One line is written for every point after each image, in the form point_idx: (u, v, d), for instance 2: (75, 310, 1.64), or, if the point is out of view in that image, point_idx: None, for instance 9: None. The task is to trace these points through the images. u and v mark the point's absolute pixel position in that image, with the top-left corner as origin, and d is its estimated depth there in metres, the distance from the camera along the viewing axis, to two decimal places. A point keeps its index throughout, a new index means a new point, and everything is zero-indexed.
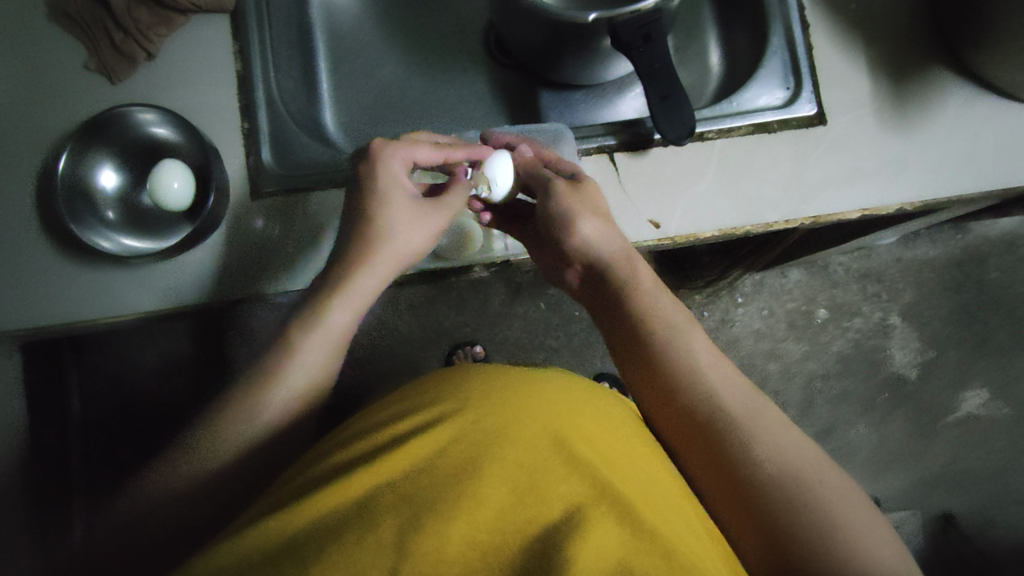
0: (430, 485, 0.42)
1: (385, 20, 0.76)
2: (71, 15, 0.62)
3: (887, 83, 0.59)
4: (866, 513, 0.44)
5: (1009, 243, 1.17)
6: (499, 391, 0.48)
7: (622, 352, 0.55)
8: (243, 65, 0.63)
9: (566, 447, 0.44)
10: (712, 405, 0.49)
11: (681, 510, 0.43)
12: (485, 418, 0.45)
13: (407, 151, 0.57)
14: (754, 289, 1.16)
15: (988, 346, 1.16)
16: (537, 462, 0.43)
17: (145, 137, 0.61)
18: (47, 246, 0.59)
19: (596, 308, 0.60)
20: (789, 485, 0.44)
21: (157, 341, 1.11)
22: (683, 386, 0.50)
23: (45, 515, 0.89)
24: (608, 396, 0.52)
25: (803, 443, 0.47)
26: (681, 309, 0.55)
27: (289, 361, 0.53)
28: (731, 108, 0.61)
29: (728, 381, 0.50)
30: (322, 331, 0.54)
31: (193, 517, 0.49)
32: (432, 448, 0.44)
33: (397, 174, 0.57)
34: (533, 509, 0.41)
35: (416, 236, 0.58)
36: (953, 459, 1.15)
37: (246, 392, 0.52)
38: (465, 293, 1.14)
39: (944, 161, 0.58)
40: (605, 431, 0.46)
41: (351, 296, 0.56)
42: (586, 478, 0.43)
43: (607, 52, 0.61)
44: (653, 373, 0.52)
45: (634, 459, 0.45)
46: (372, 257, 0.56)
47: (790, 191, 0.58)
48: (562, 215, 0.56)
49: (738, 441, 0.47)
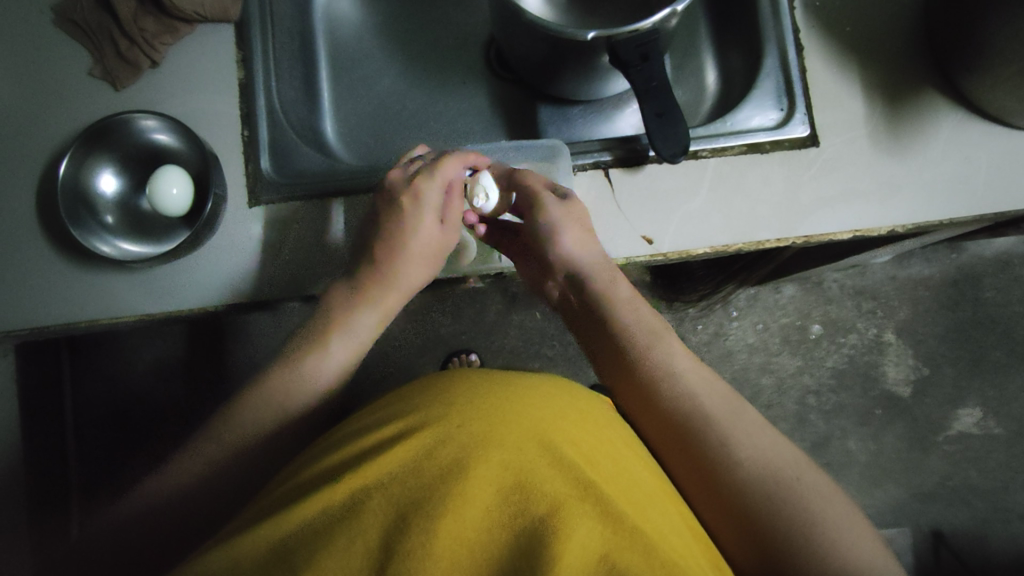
0: (416, 485, 0.42)
1: (387, 33, 0.77)
2: (78, 22, 0.63)
3: (881, 107, 0.60)
4: (843, 508, 0.45)
5: (1004, 263, 1.17)
6: (484, 395, 0.48)
7: (605, 363, 0.56)
8: (245, 74, 0.64)
9: (551, 448, 0.44)
10: (691, 408, 0.49)
11: (662, 509, 0.43)
12: (469, 422, 0.46)
13: (443, 174, 0.58)
14: (748, 304, 1.17)
15: (982, 365, 1.16)
16: (522, 462, 0.43)
17: (146, 144, 0.62)
18: (45, 250, 0.59)
19: (575, 319, 0.60)
20: (770, 488, 0.45)
21: (155, 342, 1.11)
22: (664, 392, 0.51)
23: (40, 514, 0.89)
24: (594, 401, 0.53)
25: (778, 441, 0.48)
26: (657, 319, 0.56)
27: (288, 381, 0.55)
28: (725, 127, 0.61)
29: (708, 384, 0.51)
30: (350, 340, 0.57)
31: (190, 515, 0.49)
32: (418, 452, 0.44)
33: (432, 189, 0.58)
34: (518, 507, 0.41)
35: (417, 273, 0.60)
36: (946, 477, 1.15)
37: (258, 394, 0.54)
38: (463, 301, 1.15)
39: (933, 184, 0.58)
40: (590, 434, 0.47)
41: (380, 309, 0.59)
42: (570, 479, 0.43)
43: (606, 68, 0.62)
44: (631, 372, 0.53)
45: (618, 460, 0.46)
46: (394, 277, 0.59)
47: (781, 211, 0.59)
48: (549, 228, 0.57)
49: (719, 446, 0.47)
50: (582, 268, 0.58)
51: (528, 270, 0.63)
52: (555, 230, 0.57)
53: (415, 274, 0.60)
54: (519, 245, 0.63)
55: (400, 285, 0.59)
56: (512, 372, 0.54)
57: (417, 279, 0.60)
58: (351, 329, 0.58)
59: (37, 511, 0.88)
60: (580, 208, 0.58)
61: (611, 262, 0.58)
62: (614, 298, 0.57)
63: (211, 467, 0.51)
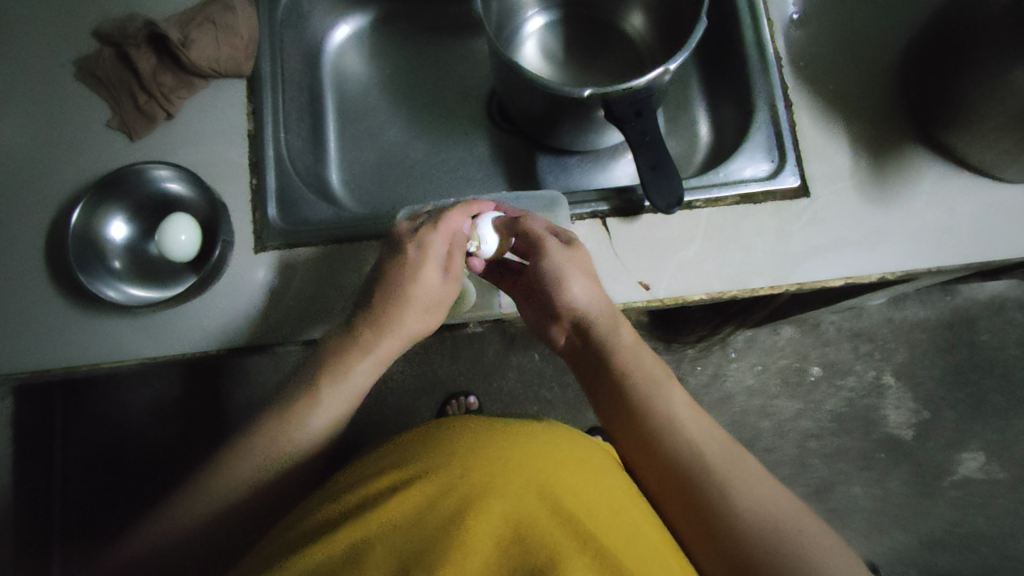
0: (418, 537, 0.43)
1: (392, 86, 0.80)
2: (98, 77, 0.66)
3: (867, 159, 0.62)
4: (841, 555, 0.45)
5: (998, 306, 1.18)
6: (486, 444, 0.49)
7: (608, 412, 0.56)
8: (255, 125, 0.66)
9: (551, 497, 0.45)
10: (689, 457, 0.50)
11: (663, 560, 0.43)
12: (473, 472, 0.46)
13: (448, 229, 0.59)
14: (746, 345, 1.18)
15: (982, 408, 1.16)
16: (522, 512, 0.44)
17: (157, 192, 0.64)
18: (54, 295, 0.61)
19: (580, 366, 0.61)
20: (768, 537, 0.45)
21: (153, 383, 1.11)
22: (662, 441, 0.51)
23: (24, 559, 0.88)
24: (593, 449, 0.54)
25: (774, 488, 0.48)
26: (660, 365, 0.57)
27: (286, 426, 0.54)
28: (718, 178, 0.64)
29: (706, 432, 0.52)
30: (348, 389, 0.57)
31: (191, 556, 0.51)
32: (419, 501, 0.45)
33: (438, 245, 0.58)
34: (518, 558, 0.42)
35: (418, 322, 0.60)
36: (951, 523, 1.14)
37: (257, 438, 0.54)
38: (461, 343, 1.16)
39: (921, 232, 0.60)
40: (589, 483, 0.47)
41: (377, 357, 0.59)
42: (569, 528, 0.43)
43: (602, 122, 0.64)
44: (635, 421, 0.53)
45: (615, 507, 0.46)
46: (396, 325, 0.59)
47: (774, 259, 0.60)
48: (559, 275, 0.57)
49: (718, 494, 0.47)
50: (589, 316, 0.58)
51: (528, 311, 0.63)
52: (563, 279, 0.57)
53: (417, 321, 0.60)
54: (520, 287, 0.63)
55: (399, 330, 0.59)
56: (512, 420, 0.55)
57: (418, 326, 0.61)
58: (350, 379, 0.57)
59: (21, 556, 0.87)
60: (584, 255, 0.59)
61: (614, 305, 0.59)
62: (620, 349, 0.57)
63: (211, 513, 0.52)
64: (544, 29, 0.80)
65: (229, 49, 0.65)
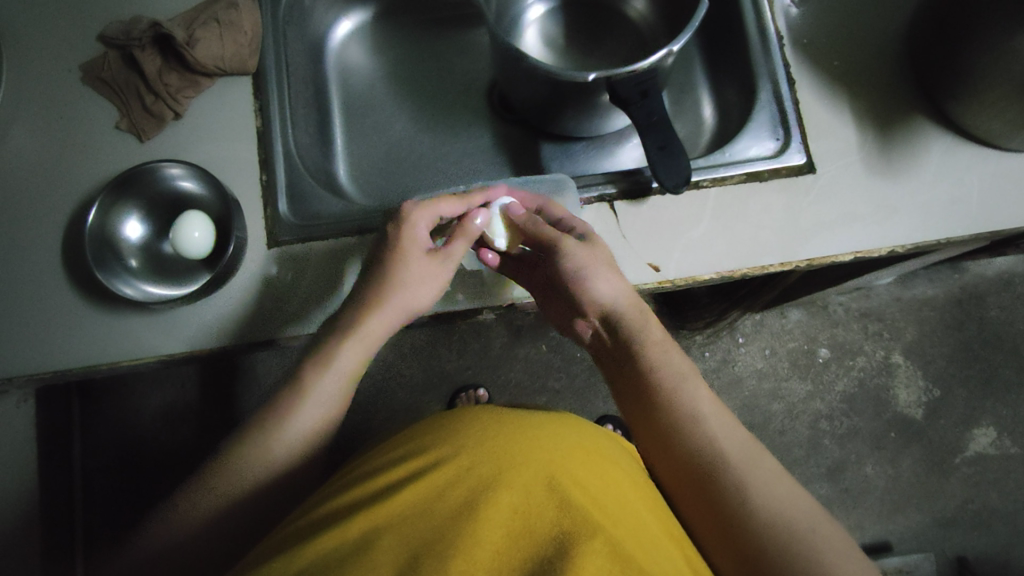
0: (428, 526, 0.43)
1: (395, 80, 0.81)
2: (105, 79, 0.66)
3: (874, 132, 0.63)
4: (846, 554, 0.45)
5: (1006, 282, 1.18)
6: (491, 438, 0.50)
7: (630, 409, 0.56)
8: (263, 122, 0.67)
9: (558, 490, 0.45)
10: (709, 455, 0.50)
11: (673, 559, 0.43)
12: (479, 465, 0.47)
13: (432, 211, 0.59)
14: (754, 329, 1.19)
15: (993, 384, 1.16)
16: (530, 506, 0.45)
17: (170, 190, 0.65)
18: (73, 294, 0.61)
19: (606, 358, 0.60)
20: (779, 536, 0.45)
21: (166, 385, 1.13)
22: (683, 429, 0.52)
23: (50, 563, 0.90)
24: (596, 436, 0.54)
25: (796, 496, 0.48)
26: (684, 360, 0.56)
27: (284, 420, 0.55)
28: (723, 158, 0.64)
29: (729, 436, 0.51)
30: (336, 372, 0.57)
31: (215, 545, 0.52)
32: (427, 493, 0.45)
33: (420, 232, 0.59)
34: (528, 550, 0.42)
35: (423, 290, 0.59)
36: (967, 500, 1.13)
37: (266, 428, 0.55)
38: (469, 336, 1.17)
39: (931, 204, 0.60)
40: (596, 476, 0.48)
41: (365, 340, 0.58)
42: (574, 518, 0.43)
43: (606, 105, 0.65)
44: (652, 420, 0.53)
45: (621, 496, 0.47)
46: (386, 304, 0.58)
47: (783, 237, 0.61)
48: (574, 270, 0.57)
49: (733, 492, 0.47)
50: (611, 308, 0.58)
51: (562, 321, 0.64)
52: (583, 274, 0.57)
53: (407, 301, 0.58)
54: (541, 284, 0.62)
55: (387, 315, 0.58)
56: (519, 412, 0.56)
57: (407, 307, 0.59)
58: (337, 361, 0.57)
59: (49, 560, 0.88)
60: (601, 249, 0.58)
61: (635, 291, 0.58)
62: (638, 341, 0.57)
63: (228, 498, 0.53)
64: (545, 16, 0.80)
65: (233, 46, 0.66)
